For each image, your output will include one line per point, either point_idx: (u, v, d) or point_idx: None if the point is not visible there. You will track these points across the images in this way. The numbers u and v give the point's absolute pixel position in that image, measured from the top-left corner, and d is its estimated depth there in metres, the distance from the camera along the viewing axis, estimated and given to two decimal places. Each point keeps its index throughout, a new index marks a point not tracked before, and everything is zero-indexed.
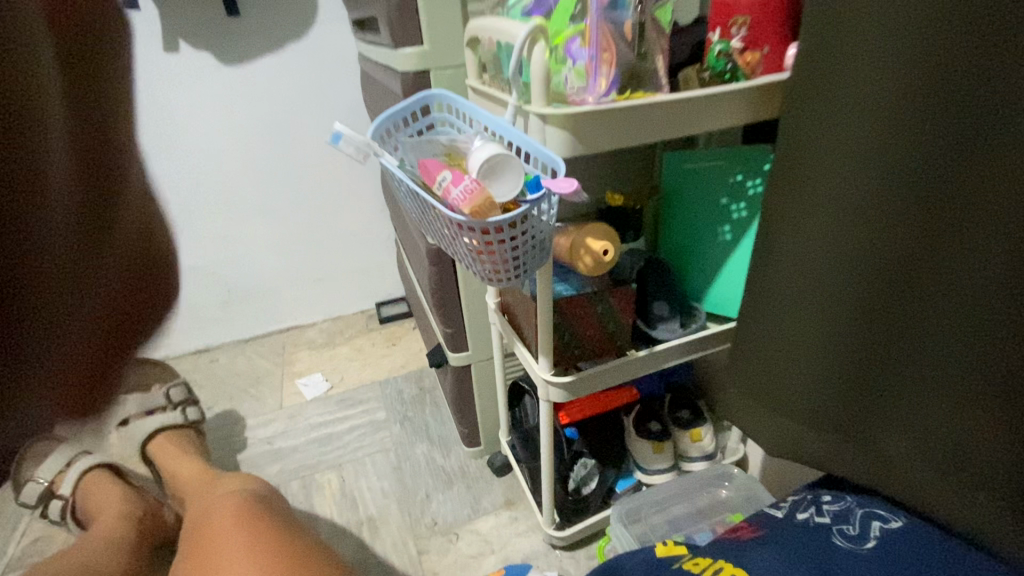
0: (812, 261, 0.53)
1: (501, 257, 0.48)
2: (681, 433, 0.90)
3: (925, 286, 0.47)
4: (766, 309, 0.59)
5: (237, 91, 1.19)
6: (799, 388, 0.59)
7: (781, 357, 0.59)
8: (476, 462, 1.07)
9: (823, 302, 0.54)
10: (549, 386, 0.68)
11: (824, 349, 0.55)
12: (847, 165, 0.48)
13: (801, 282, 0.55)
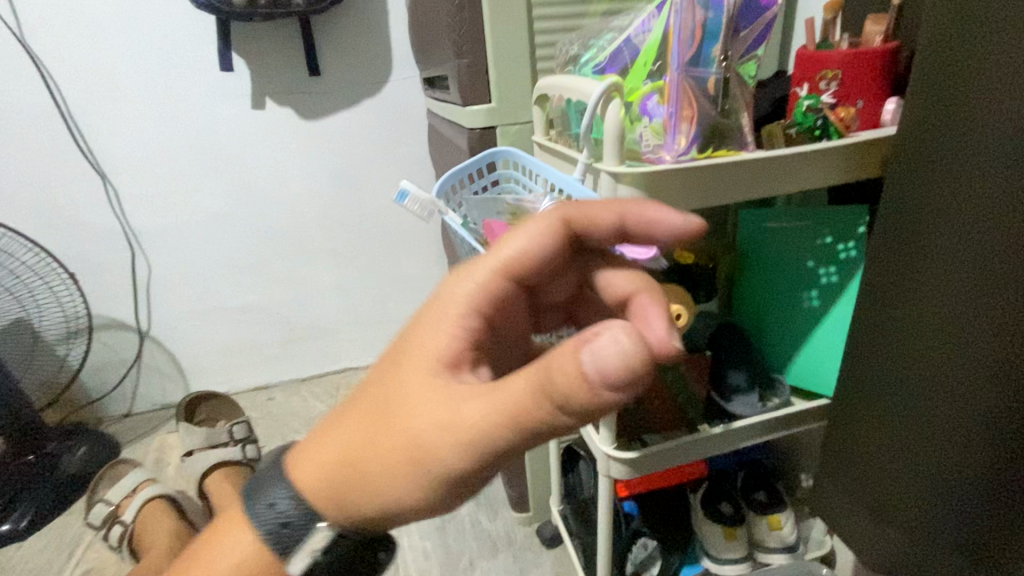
0: (915, 336, 0.47)
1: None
2: (757, 519, 0.80)
3: None
4: (864, 386, 0.54)
5: (313, 143, 1.26)
6: (902, 483, 0.51)
7: (885, 438, 0.52)
8: (524, 529, 1.00)
9: (934, 381, 0.46)
10: (612, 461, 0.62)
11: (928, 442, 0.48)
12: (958, 226, 0.42)
13: (901, 359, 0.49)
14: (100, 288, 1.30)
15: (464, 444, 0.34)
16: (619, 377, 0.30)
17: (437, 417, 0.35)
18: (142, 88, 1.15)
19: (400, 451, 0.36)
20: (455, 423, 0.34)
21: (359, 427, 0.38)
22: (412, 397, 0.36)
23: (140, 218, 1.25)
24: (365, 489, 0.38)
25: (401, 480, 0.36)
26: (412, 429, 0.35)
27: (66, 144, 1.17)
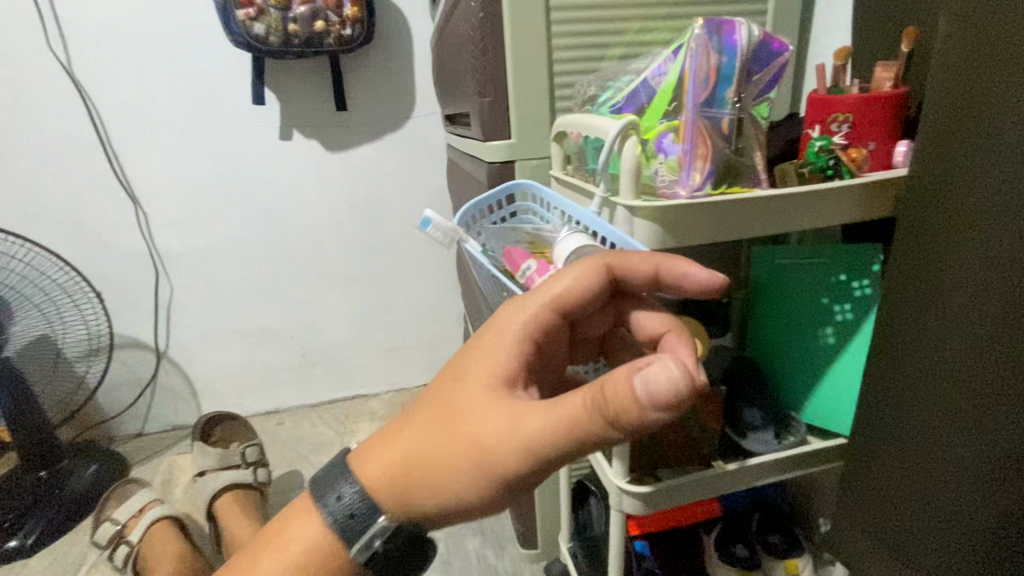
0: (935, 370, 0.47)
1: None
2: (772, 563, 0.77)
3: None
4: (880, 423, 0.53)
5: (337, 174, 1.31)
6: (923, 526, 0.49)
7: (903, 478, 0.51)
8: (532, 566, 0.97)
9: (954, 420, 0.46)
10: (626, 495, 0.61)
11: (953, 479, 0.46)
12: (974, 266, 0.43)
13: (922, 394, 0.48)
14: (124, 308, 1.33)
15: (522, 449, 0.37)
16: (667, 400, 0.33)
17: (499, 424, 0.38)
18: (179, 118, 1.21)
19: (462, 454, 0.39)
20: (514, 431, 0.37)
21: (427, 428, 0.41)
22: (477, 404, 0.39)
23: (167, 241, 1.30)
24: (430, 485, 0.40)
25: (457, 479, 0.39)
26: (476, 437, 0.39)
27: (103, 170, 1.23)
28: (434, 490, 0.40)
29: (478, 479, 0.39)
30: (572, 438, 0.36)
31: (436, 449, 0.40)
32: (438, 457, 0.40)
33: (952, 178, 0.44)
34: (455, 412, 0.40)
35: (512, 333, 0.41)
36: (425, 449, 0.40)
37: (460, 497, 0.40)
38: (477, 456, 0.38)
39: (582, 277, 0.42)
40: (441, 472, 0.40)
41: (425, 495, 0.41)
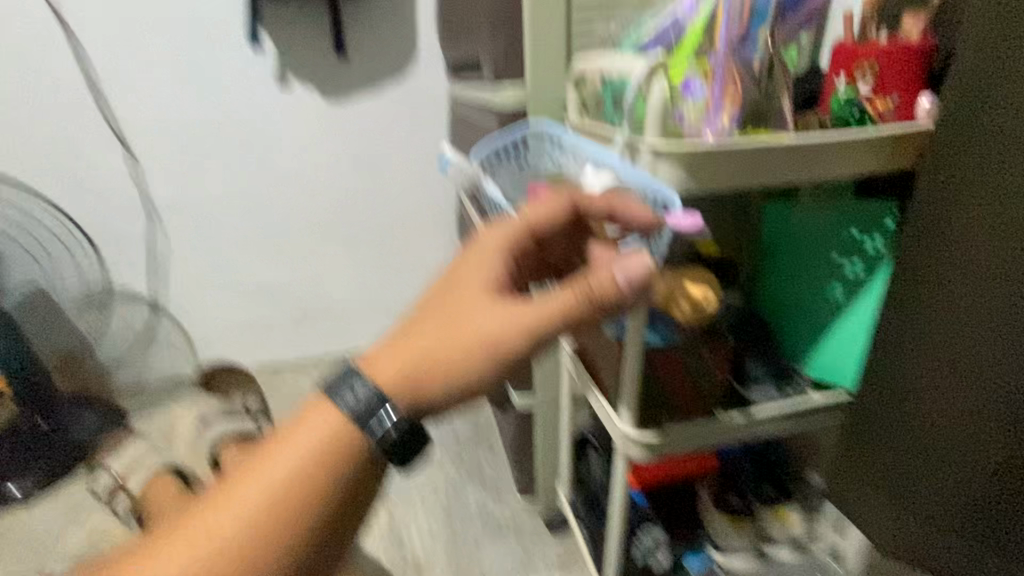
0: (955, 311, 0.47)
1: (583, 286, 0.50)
2: (763, 510, 0.81)
3: None
4: (882, 375, 0.54)
5: (336, 124, 1.27)
6: (918, 469, 0.52)
7: (903, 427, 0.53)
8: (530, 514, 1.00)
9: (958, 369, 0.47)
10: (631, 442, 0.63)
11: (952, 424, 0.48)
12: (989, 217, 0.43)
13: (940, 337, 0.48)
14: (118, 259, 1.31)
15: (519, 334, 0.42)
16: (640, 281, 0.43)
17: (494, 317, 0.43)
18: (169, 59, 1.16)
19: (466, 346, 0.42)
20: (511, 319, 0.43)
21: (417, 330, 0.43)
22: (467, 304, 0.43)
23: (161, 190, 1.26)
24: (440, 379, 0.42)
25: (452, 371, 0.42)
26: (482, 327, 0.42)
27: (92, 114, 1.18)
28: (425, 391, 0.42)
29: (469, 370, 0.42)
30: (565, 319, 0.43)
31: (428, 347, 0.42)
32: (433, 353, 0.42)
33: (988, 117, 0.42)
34: (447, 311, 0.43)
35: (497, 250, 0.46)
36: (419, 348, 0.42)
37: (452, 392, 0.42)
38: (471, 346, 0.42)
39: (551, 207, 0.49)
40: (436, 368, 0.42)
41: (410, 396, 0.42)
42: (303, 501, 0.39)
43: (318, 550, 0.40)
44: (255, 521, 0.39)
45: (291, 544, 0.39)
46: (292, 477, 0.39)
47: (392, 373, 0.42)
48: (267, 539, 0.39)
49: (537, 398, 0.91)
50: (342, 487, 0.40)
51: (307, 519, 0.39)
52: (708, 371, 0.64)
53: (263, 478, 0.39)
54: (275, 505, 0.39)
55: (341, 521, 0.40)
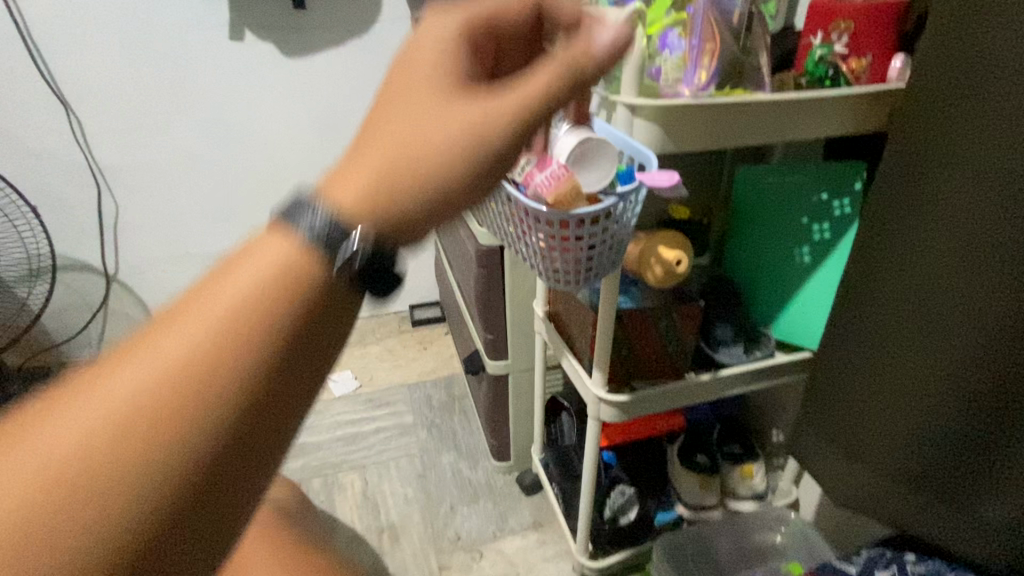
0: (913, 274, 0.48)
1: (542, 246, 0.49)
2: (731, 469, 0.83)
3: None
4: (843, 339, 0.56)
5: (297, 84, 1.20)
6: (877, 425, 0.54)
7: (862, 387, 0.55)
8: (504, 478, 1.02)
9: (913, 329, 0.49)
10: (602, 403, 0.64)
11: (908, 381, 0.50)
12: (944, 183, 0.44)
13: (899, 298, 0.50)
14: (62, 228, 1.22)
15: (502, 111, 0.32)
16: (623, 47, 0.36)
17: (460, 102, 0.32)
18: (106, 5, 1.05)
19: (437, 145, 0.30)
20: (484, 100, 0.32)
21: (361, 147, 0.29)
22: (419, 93, 0.31)
23: (105, 153, 1.17)
24: (413, 187, 0.29)
25: (427, 168, 0.29)
26: (427, 126, 0.30)
27: (19, 66, 1.07)
28: (394, 201, 0.29)
29: (451, 163, 0.30)
30: (553, 97, 0.34)
31: (383, 149, 0.29)
32: (388, 149, 0.29)
33: (957, 85, 0.42)
34: (394, 107, 0.31)
35: (447, 38, 0.34)
36: (368, 153, 0.29)
37: (438, 198, 0.29)
38: (444, 133, 0.30)
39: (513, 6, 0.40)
40: (398, 164, 0.29)
41: (376, 210, 0.28)
42: (216, 375, 0.23)
43: (237, 461, 0.24)
44: (132, 408, 0.22)
45: (195, 442, 0.23)
46: (205, 336, 0.24)
47: (342, 188, 0.28)
48: (142, 436, 0.22)
49: (510, 364, 0.91)
50: (283, 357, 0.25)
51: (220, 402, 0.23)
52: (680, 333, 0.65)
53: (151, 345, 0.24)
54: (173, 380, 0.23)
55: (277, 418, 0.25)
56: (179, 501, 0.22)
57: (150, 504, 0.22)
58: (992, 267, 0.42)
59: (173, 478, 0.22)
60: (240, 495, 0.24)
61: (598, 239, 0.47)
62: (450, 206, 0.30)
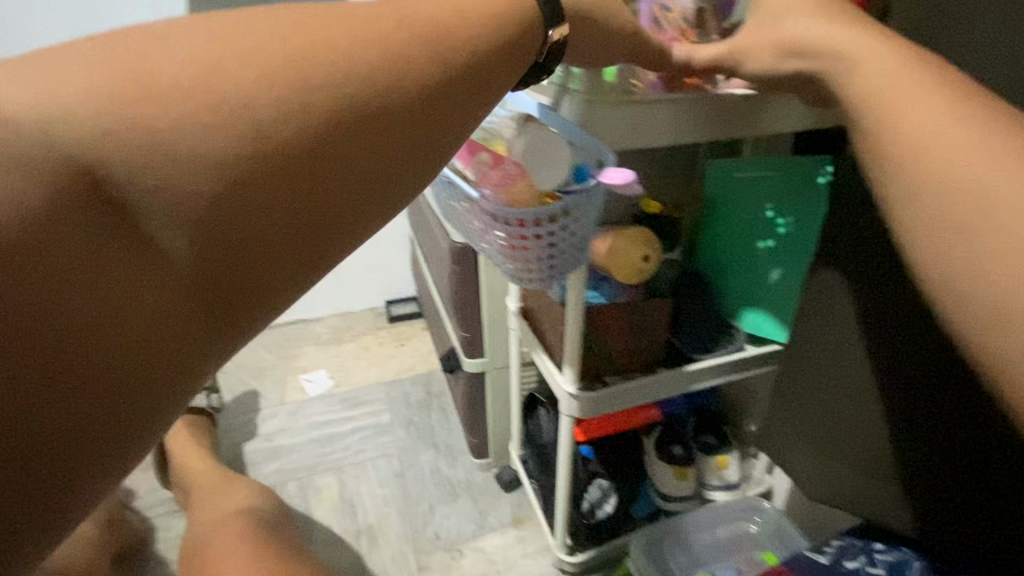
0: (833, 303, 0.54)
1: (504, 245, 0.49)
2: (704, 459, 0.85)
3: (911, 341, 0.47)
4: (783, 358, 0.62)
5: None
6: (805, 432, 0.60)
7: (796, 401, 0.60)
8: (484, 474, 1.01)
9: (832, 352, 0.55)
10: (575, 400, 0.64)
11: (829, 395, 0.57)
12: (854, 226, 0.50)
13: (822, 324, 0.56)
14: None
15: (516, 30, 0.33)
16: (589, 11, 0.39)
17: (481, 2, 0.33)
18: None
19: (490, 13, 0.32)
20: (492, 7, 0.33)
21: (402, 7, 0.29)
22: None
23: None
24: (472, 31, 0.31)
25: (483, 20, 0.32)
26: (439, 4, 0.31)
27: None
28: (471, 43, 0.31)
29: (505, 27, 0.33)
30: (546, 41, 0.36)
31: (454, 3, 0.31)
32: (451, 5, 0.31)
33: None
34: None
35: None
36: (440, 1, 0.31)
37: (498, 49, 0.32)
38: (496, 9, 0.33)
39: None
40: (472, 19, 0.31)
41: (455, 40, 0.30)
42: (304, 115, 0.25)
43: (278, 223, 0.25)
44: (188, 152, 0.23)
45: (242, 184, 0.24)
46: (298, 90, 0.25)
47: (413, 17, 0.29)
48: (199, 156, 0.23)
49: (486, 361, 0.90)
50: (341, 152, 0.26)
51: (270, 162, 0.24)
52: (652, 328, 0.65)
53: (190, 121, 0.23)
54: (231, 135, 0.24)
55: (324, 209, 0.26)
56: (226, 239, 0.25)
57: (196, 225, 0.24)
58: (888, 302, 0.49)
59: (226, 215, 0.24)
60: (271, 263, 0.26)
61: (560, 239, 0.47)
62: (502, 63, 0.33)
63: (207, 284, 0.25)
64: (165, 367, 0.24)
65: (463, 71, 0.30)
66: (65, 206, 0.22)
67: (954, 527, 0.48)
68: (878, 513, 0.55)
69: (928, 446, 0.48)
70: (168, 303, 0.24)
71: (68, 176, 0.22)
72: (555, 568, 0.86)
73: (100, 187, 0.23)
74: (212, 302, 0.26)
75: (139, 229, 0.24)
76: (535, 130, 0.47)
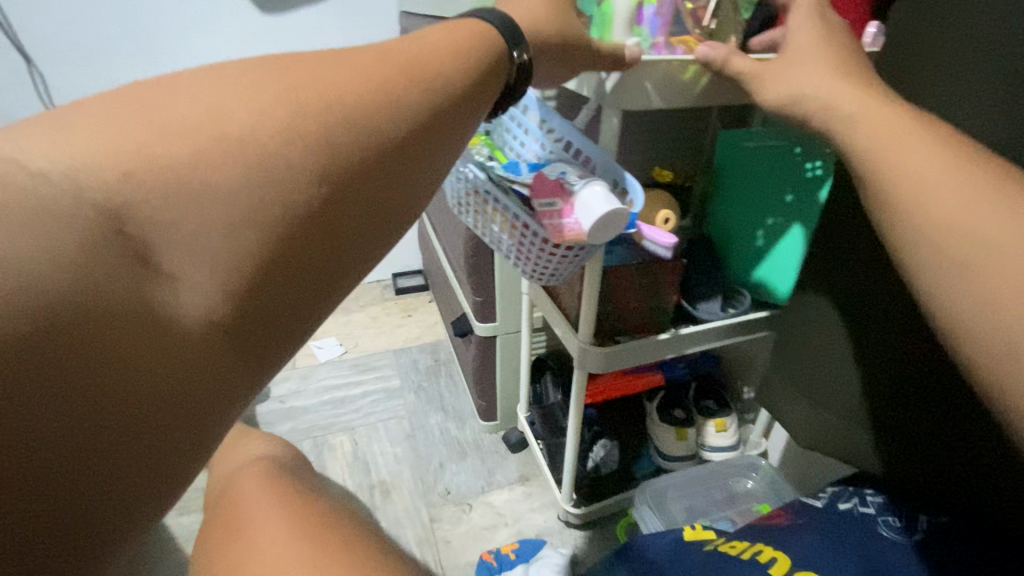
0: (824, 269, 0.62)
1: (531, 252, 0.55)
2: (704, 422, 0.88)
3: (877, 303, 0.56)
4: (786, 324, 0.69)
5: (270, 43, 1.21)
6: (800, 394, 0.67)
7: (797, 365, 0.67)
8: (491, 436, 1.05)
9: (824, 316, 0.63)
10: (587, 354, 0.67)
11: (818, 358, 0.64)
12: (844, 201, 0.59)
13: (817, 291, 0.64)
14: None
15: (475, 42, 0.39)
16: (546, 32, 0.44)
17: (449, 31, 0.39)
18: None
19: (467, 39, 0.39)
20: (455, 35, 0.39)
21: (431, 44, 0.37)
22: (447, 27, 0.40)
23: None
24: (456, 55, 0.37)
25: (467, 48, 0.38)
26: (436, 36, 0.38)
27: None
28: (470, 70, 0.38)
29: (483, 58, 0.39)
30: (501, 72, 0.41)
31: (454, 37, 0.38)
32: (438, 37, 0.38)
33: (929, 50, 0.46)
34: (445, 25, 0.40)
35: (459, 29, 0.39)
36: (434, 36, 0.38)
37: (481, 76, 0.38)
38: (471, 40, 0.39)
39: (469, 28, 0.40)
40: (468, 48, 0.38)
41: (458, 60, 0.37)
42: (369, 114, 0.32)
43: (289, 278, 0.30)
44: (255, 144, 0.28)
45: (274, 234, 0.29)
46: (350, 102, 0.31)
47: (434, 47, 0.37)
48: (283, 163, 0.29)
49: (497, 325, 0.93)
50: (389, 174, 0.32)
51: (328, 189, 0.30)
52: (663, 290, 0.69)
53: (286, 103, 0.30)
54: (301, 131, 0.29)
55: (333, 263, 0.31)
56: (242, 295, 0.29)
57: (222, 283, 0.28)
58: (862, 269, 0.57)
59: (245, 273, 0.28)
60: (286, 311, 0.30)
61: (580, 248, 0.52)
62: (481, 95, 0.39)
63: (234, 335, 0.29)
64: (203, 417, 0.28)
65: (468, 99, 0.37)
66: (89, 284, 0.24)
67: (921, 466, 0.54)
68: (865, 463, 0.61)
69: (897, 398, 0.55)
70: (200, 360, 0.28)
71: (89, 241, 0.24)
72: (561, 520, 0.90)
73: (120, 253, 0.25)
74: (245, 349, 0.30)
75: (159, 294, 0.27)
76: (604, 202, 0.47)
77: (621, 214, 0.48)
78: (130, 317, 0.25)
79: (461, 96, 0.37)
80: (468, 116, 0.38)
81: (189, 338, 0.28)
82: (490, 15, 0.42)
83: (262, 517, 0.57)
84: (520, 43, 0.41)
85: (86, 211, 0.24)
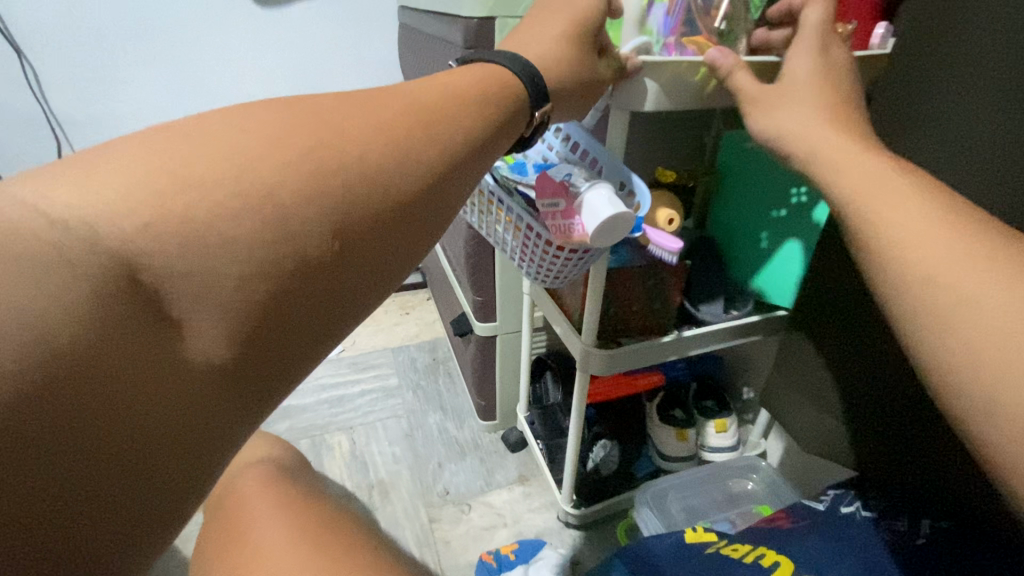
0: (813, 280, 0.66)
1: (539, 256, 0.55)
2: (705, 422, 0.88)
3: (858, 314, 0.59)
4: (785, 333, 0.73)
5: (271, 39, 1.19)
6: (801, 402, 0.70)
7: (797, 374, 0.71)
8: (490, 436, 1.05)
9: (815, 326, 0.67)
10: (590, 356, 0.67)
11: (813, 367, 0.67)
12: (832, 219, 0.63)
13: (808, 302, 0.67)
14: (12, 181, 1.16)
15: (494, 83, 0.40)
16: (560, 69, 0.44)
17: (472, 75, 0.40)
18: None
19: (493, 85, 0.39)
20: (476, 77, 0.39)
21: (447, 81, 0.38)
22: (468, 71, 0.40)
23: (65, 104, 1.13)
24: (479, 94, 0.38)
25: (487, 89, 0.39)
26: (459, 78, 0.39)
27: None
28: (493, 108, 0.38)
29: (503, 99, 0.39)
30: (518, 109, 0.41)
31: (477, 80, 0.39)
32: (462, 79, 0.39)
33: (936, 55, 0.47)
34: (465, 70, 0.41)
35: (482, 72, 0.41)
36: (457, 77, 0.39)
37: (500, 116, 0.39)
38: (490, 83, 0.40)
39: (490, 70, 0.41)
40: (489, 89, 0.39)
41: (479, 97, 0.38)
42: (397, 149, 0.32)
43: (299, 321, 0.29)
44: (285, 182, 0.28)
45: (284, 284, 0.28)
46: (376, 141, 0.31)
47: (454, 85, 0.38)
48: (313, 202, 0.29)
49: (498, 325, 0.93)
50: (418, 209, 0.33)
51: (356, 226, 0.30)
52: (666, 292, 0.69)
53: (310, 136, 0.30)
54: (329, 168, 0.29)
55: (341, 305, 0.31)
56: (247, 340, 0.28)
57: (232, 328, 0.27)
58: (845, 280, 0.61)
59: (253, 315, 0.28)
60: (291, 354, 0.30)
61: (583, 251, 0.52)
62: (499, 133, 0.39)
63: (239, 379, 0.29)
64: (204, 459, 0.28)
65: (491, 138, 0.38)
66: (105, 333, 0.24)
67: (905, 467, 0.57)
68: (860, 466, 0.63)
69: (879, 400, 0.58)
70: (205, 402, 0.28)
71: (102, 289, 0.24)
72: (560, 521, 0.89)
73: (133, 303, 0.25)
74: (248, 391, 0.30)
75: (167, 339, 0.26)
76: (611, 206, 0.46)
77: (627, 218, 0.47)
78: (139, 364, 0.25)
79: (486, 134, 0.37)
80: (488, 152, 0.38)
81: (195, 381, 0.27)
82: (512, 63, 0.42)
83: (264, 521, 0.56)
84: (542, 101, 0.42)
85: (94, 251, 0.24)
